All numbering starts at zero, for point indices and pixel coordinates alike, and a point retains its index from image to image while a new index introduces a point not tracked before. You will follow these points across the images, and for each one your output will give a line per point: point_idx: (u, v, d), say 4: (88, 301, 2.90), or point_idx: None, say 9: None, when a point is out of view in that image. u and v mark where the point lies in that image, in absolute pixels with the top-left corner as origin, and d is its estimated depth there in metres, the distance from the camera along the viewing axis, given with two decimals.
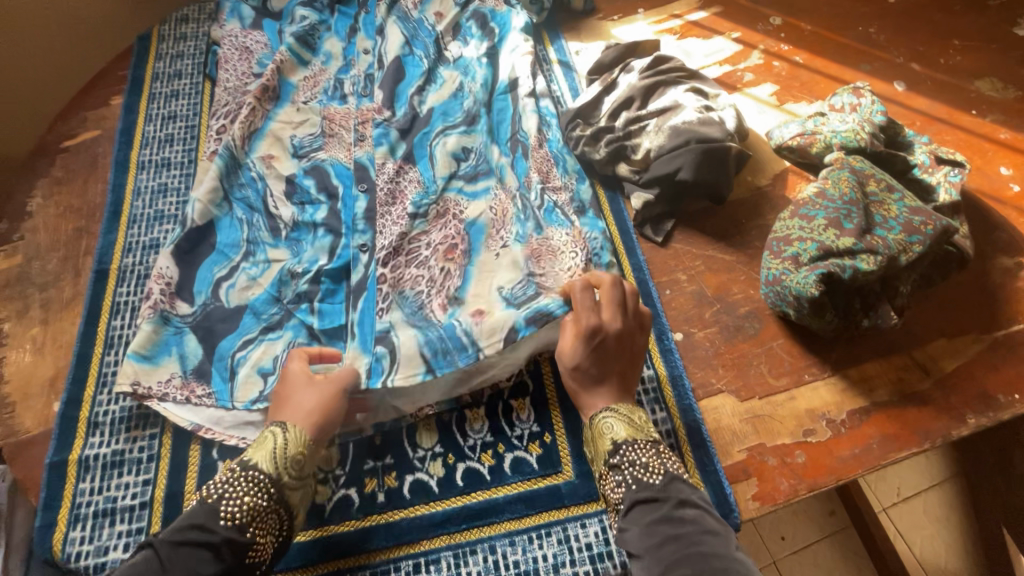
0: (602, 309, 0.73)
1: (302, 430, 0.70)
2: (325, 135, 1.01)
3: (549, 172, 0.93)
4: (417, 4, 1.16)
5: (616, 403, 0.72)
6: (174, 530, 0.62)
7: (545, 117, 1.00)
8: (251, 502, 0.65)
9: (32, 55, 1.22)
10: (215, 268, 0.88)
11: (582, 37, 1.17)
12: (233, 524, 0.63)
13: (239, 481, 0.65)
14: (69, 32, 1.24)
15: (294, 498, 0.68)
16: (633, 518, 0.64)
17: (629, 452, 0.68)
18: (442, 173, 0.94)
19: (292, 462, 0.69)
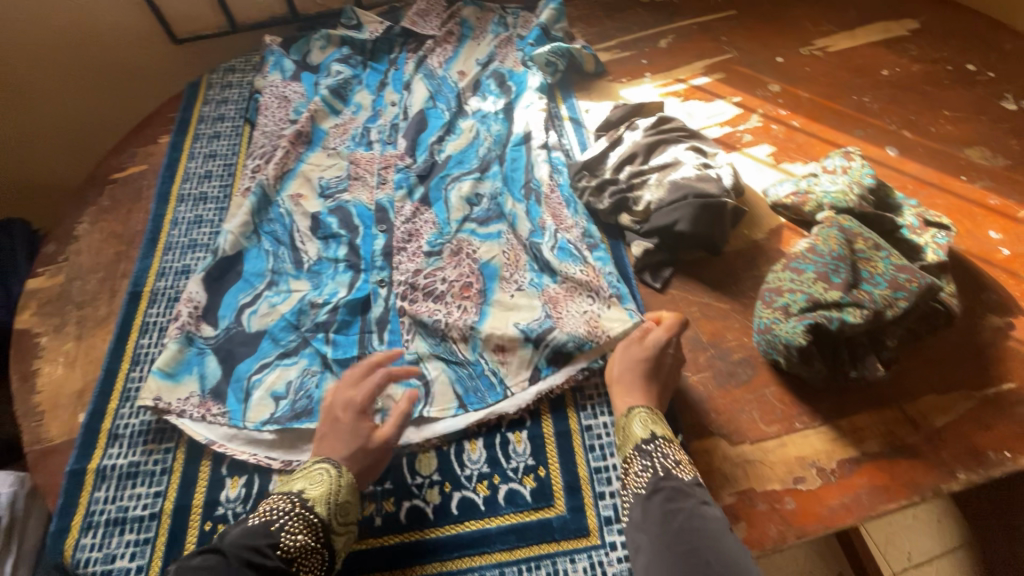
0: (674, 345, 0.83)
1: (352, 473, 0.74)
2: (350, 178, 1.10)
3: (560, 215, 1.02)
4: (443, 64, 1.30)
5: (657, 407, 0.78)
6: (241, 546, 0.64)
7: (556, 168, 1.08)
8: (304, 540, 0.67)
9: (98, 90, 1.37)
10: (240, 294, 0.95)
11: (593, 96, 1.25)
12: (285, 556, 0.65)
13: (297, 516, 0.68)
14: (130, 73, 1.38)
15: (338, 544, 0.70)
16: (654, 504, 0.67)
17: (664, 447, 0.73)
18: (456, 216, 1.04)
19: (341, 508, 0.71)
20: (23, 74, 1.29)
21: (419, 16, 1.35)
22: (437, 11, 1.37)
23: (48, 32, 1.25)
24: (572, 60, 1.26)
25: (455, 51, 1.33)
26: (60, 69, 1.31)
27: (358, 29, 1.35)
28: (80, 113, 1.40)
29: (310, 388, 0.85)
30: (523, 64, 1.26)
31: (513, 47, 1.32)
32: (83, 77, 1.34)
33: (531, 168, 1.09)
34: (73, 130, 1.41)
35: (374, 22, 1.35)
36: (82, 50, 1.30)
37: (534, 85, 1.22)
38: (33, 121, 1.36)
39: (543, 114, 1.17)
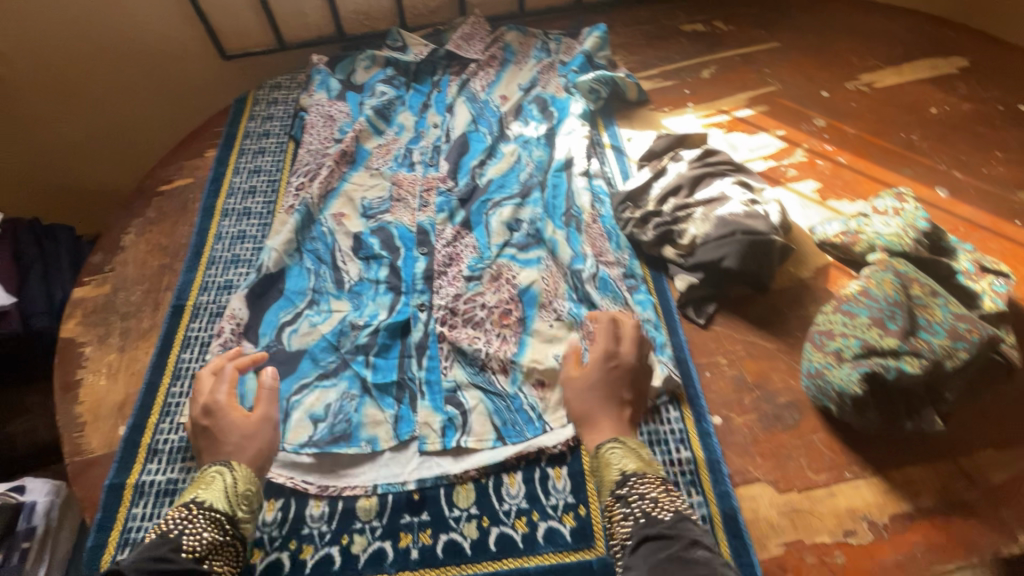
0: (623, 339, 0.81)
1: (247, 466, 0.73)
2: (392, 199, 1.11)
3: (602, 248, 1.01)
4: (485, 88, 1.31)
5: (623, 436, 0.75)
6: (142, 560, 0.61)
7: (598, 196, 1.07)
8: (212, 538, 0.67)
9: (154, 104, 1.42)
10: (281, 312, 0.95)
11: (634, 124, 1.24)
12: (193, 555, 0.65)
13: (198, 517, 0.67)
14: (184, 88, 1.41)
15: (247, 532, 0.71)
16: (641, 556, 0.63)
17: (638, 484, 0.69)
18: (497, 241, 1.03)
19: (244, 498, 0.71)
20: (84, 86, 1.35)
21: (463, 39, 1.36)
22: (480, 35, 1.38)
23: (109, 46, 1.30)
24: (615, 88, 1.26)
25: (497, 75, 1.34)
26: (121, 83, 1.36)
27: (402, 51, 1.37)
28: (140, 128, 1.45)
29: (349, 411, 0.84)
30: (566, 90, 1.27)
31: (555, 72, 1.33)
32: (139, 90, 1.39)
33: (573, 196, 1.09)
34: (133, 143, 1.47)
35: (418, 44, 1.37)
36: (138, 63, 1.35)
37: (577, 112, 1.22)
38: (98, 134, 1.43)
39: (585, 142, 1.17)
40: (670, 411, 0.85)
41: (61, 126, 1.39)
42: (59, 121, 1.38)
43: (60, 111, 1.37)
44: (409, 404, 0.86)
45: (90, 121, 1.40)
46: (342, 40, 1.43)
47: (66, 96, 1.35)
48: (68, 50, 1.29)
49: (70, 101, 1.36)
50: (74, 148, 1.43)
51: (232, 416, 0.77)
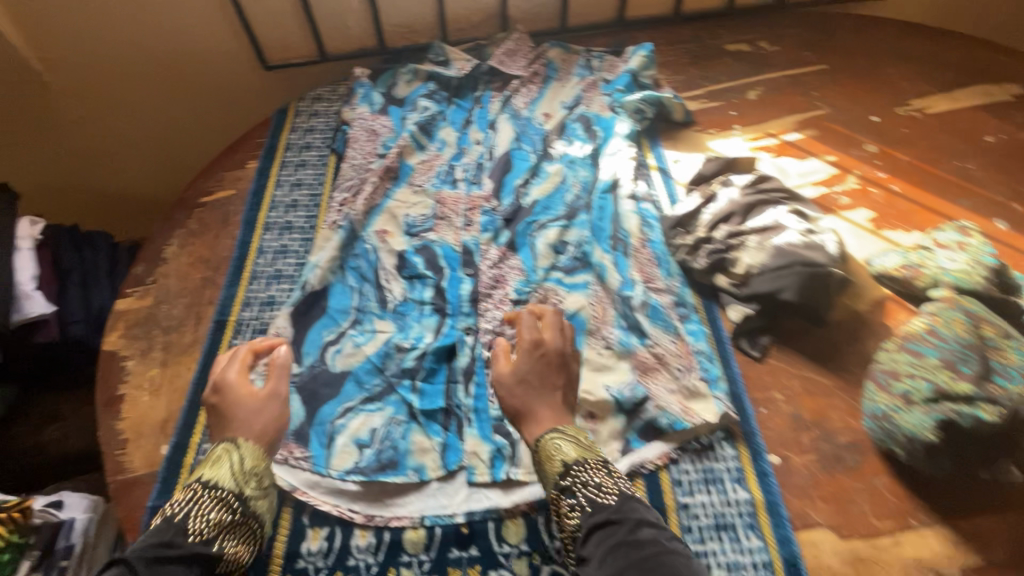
0: (545, 322, 0.83)
1: (254, 445, 0.74)
2: (435, 217, 1.09)
3: (651, 274, 0.99)
4: (528, 105, 1.30)
5: (561, 424, 0.76)
6: (147, 548, 0.63)
7: (647, 220, 1.05)
8: (220, 517, 0.68)
9: (198, 113, 1.43)
10: (324, 331, 0.94)
11: (680, 146, 1.22)
12: (200, 538, 0.66)
13: (203, 499, 0.68)
14: (226, 98, 1.42)
15: (259, 508, 0.73)
16: (593, 545, 0.66)
17: (581, 473, 0.71)
18: (543, 264, 1.01)
19: (247, 476, 0.73)
20: (132, 93, 1.37)
21: (506, 55, 1.36)
22: (523, 51, 1.37)
23: (155, 56, 1.32)
24: (661, 108, 1.24)
25: (539, 92, 1.33)
26: (168, 92, 1.38)
27: (445, 65, 1.36)
28: (186, 136, 1.47)
29: (395, 438, 0.83)
30: (611, 110, 1.25)
31: (599, 91, 1.31)
32: (184, 100, 1.40)
33: (620, 219, 1.07)
34: (181, 151, 1.49)
35: (461, 59, 1.35)
36: (183, 73, 1.36)
37: (623, 132, 1.20)
38: (147, 142, 1.46)
39: (632, 163, 1.16)
40: (725, 448, 0.82)
41: (107, 131, 1.42)
42: (111, 130, 1.42)
43: (112, 120, 1.40)
44: (456, 432, 0.84)
45: (138, 129, 1.43)
46: (383, 53, 1.42)
47: (117, 105, 1.38)
48: (117, 60, 1.31)
49: (120, 110, 1.39)
50: (126, 155, 1.47)
51: (241, 397, 0.77)
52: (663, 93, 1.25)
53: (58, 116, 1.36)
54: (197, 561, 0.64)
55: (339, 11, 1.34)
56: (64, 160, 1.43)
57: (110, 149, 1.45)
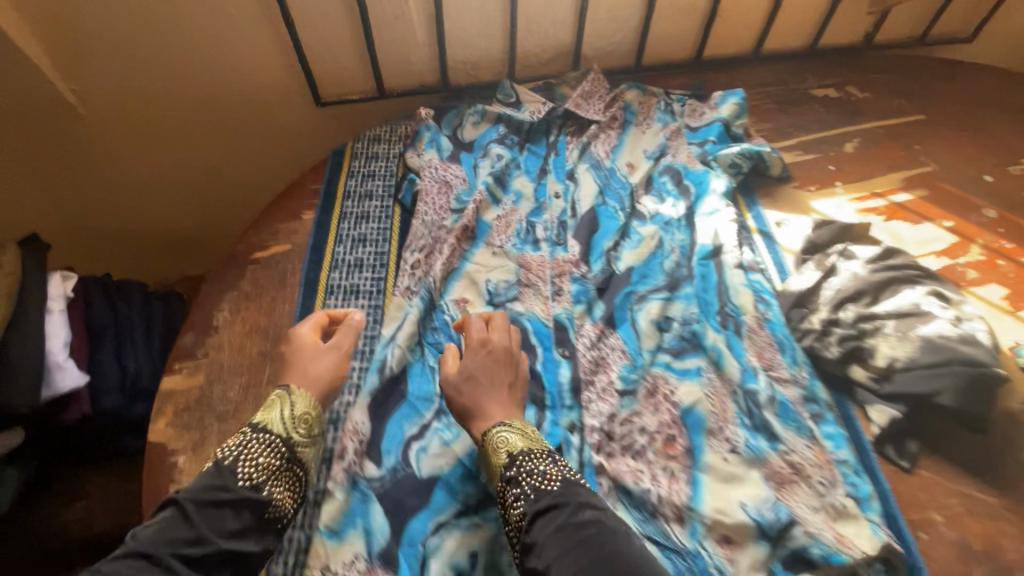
0: (492, 326, 0.85)
1: (307, 390, 0.76)
2: (520, 284, 0.98)
3: (772, 360, 0.87)
4: (609, 155, 1.19)
5: (510, 418, 0.76)
6: (195, 491, 0.63)
7: (761, 294, 0.94)
8: (269, 459, 0.68)
9: (249, 148, 1.34)
10: (405, 423, 0.82)
11: (781, 206, 1.11)
12: (250, 483, 0.66)
13: (253, 442, 0.69)
14: (278, 142, 1.34)
15: (305, 457, 0.72)
16: (538, 531, 0.64)
17: (526, 462, 0.70)
18: (648, 345, 0.90)
19: (297, 420, 0.73)
20: (180, 129, 1.27)
21: (582, 98, 1.25)
22: (599, 92, 1.26)
23: (208, 98, 1.23)
24: (759, 162, 1.13)
25: (619, 138, 1.23)
26: (222, 140, 1.31)
27: (516, 107, 1.25)
28: (237, 184, 1.41)
29: (500, 565, 0.71)
30: (702, 162, 1.14)
31: (684, 138, 1.20)
32: (234, 135, 1.30)
33: (730, 293, 0.95)
34: (228, 185, 1.41)
35: (533, 101, 1.25)
36: (231, 109, 1.26)
37: (721, 189, 1.09)
38: (196, 191, 1.40)
39: (733, 225, 1.05)
40: None
41: (153, 166, 1.32)
42: (158, 177, 1.34)
43: (158, 155, 1.30)
44: None
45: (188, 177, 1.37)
46: (445, 90, 1.31)
47: (166, 152, 1.30)
48: (164, 99, 1.21)
49: (170, 158, 1.32)
50: (174, 205, 1.41)
51: (304, 344, 0.81)
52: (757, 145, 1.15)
53: (98, 161, 1.27)
54: (247, 506, 0.64)
55: (403, 46, 1.23)
56: (106, 207, 1.36)
57: (155, 184, 1.35)
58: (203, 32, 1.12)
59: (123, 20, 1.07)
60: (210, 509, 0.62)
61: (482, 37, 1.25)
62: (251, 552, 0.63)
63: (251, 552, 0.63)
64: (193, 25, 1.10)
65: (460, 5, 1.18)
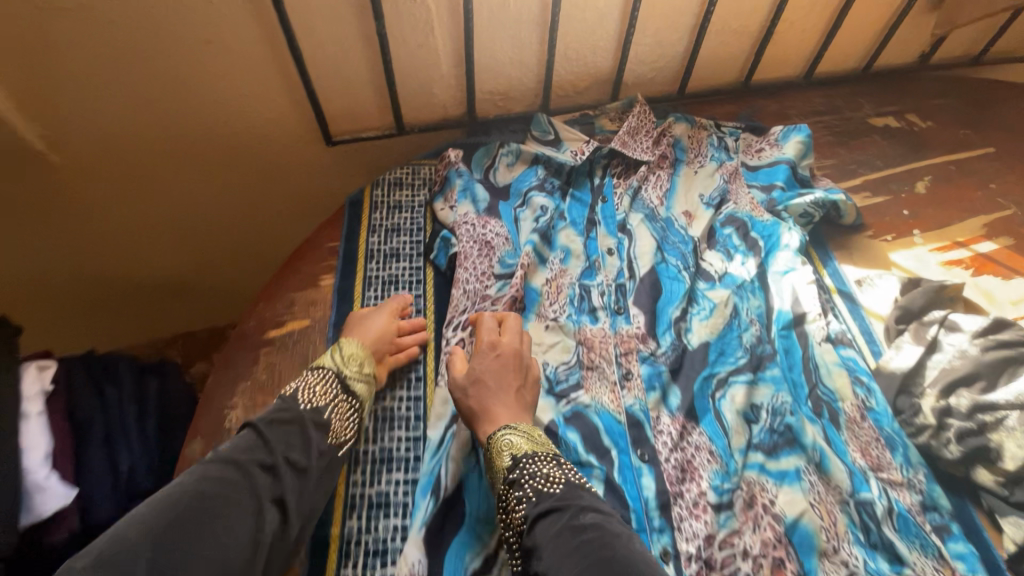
0: (507, 330, 0.82)
1: (354, 339, 0.84)
2: (582, 366, 0.86)
3: (880, 458, 0.77)
4: (663, 203, 1.06)
5: (515, 421, 0.73)
6: (267, 414, 0.74)
7: (858, 376, 0.83)
8: (325, 393, 0.77)
9: (254, 189, 1.17)
10: (466, 555, 0.69)
11: (858, 261, 1.00)
12: (310, 407, 0.76)
13: (311, 376, 0.79)
14: (286, 191, 1.19)
15: (359, 389, 0.80)
16: (539, 535, 0.62)
17: (529, 465, 0.68)
18: (738, 444, 0.79)
19: (349, 358, 0.82)
20: (173, 171, 1.09)
21: (629, 134, 1.10)
22: (645, 127, 1.13)
23: (202, 141, 1.06)
24: (832, 211, 1.02)
25: (670, 182, 1.10)
26: (223, 187, 1.15)
27: (555, 145, 1.11)
28: (241, 234, 1.25)
29: None
30: (770, 212, 1.02)
31: (742, 180, 1.08)
32: (237, 174, 1.13)
33: (822, 374, 0.84)
34: (230, 229, 1.23)
35: (576, 140, 1.11)
36: (228, 152, 1.09)
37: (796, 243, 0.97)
38: (193, 237, 1.21)
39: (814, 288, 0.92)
40: None
41: (140, 213, 1.13)
42: (148, 233, 1.17)
43: (146, 198, 1.11)
44: None
45: (184, 232, 1.20)
46: (471, 124, 1.17)
47: (157, 205, 1.13)
48: (149, 144, 1.04)
49: (162, 210, 1.14)
50: (170, 262, 1.24)
51: (361, 310, 0.90)
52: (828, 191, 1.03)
53: (76, 219, 1.09)
54: (309, 425, 0.74)
55: (425, 78, 1.08)
56: (91, 269, 1.18)
57: (143, 231, 1.16)
58: (194, 66, 0.96)
59: (99, 56, 0.91)
60: (279, 427, 0.73)
61: (514, 66, 1.11)
62: (315, 468, 0.72)
63: (315, 469, 0.72)
64: (183, 59, 0.94)
65: (492, 31, 1.04)
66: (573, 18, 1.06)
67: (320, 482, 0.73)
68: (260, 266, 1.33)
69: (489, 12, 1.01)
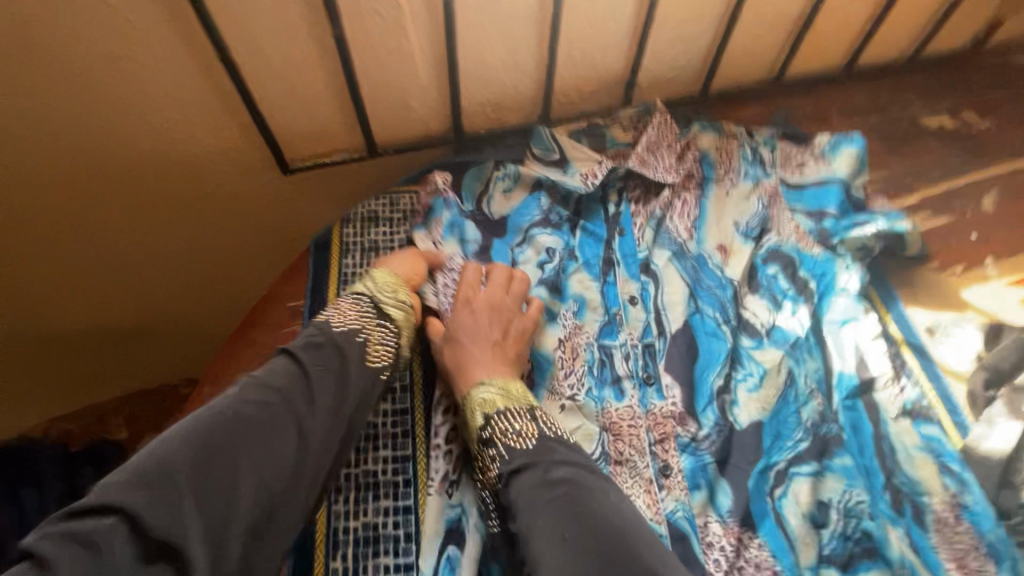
0: (489, 283, 0.78)
1: (386, 268, 0.77)
2: (609, 458, 0.72)
3: (980, 572, 0.62)
4: (692, 235, 0.89)
5: (490, 376, 0.70)
6: (302, 337, 0.68)
7: (946, 462, 0.67)
8: (360, 319, 0.71)
9: (235, 224, 0.99)
10: None
11: (925, 302, 0.85)
12: (344, 331, 0.69)
13: (345, 301, 0.73)
14: (252, 230, 1.00)
15: (393, 314, 0.73)
16: (515, 491, 0.60)
17: (501, 422, 0.65)
18: (808, 561, 0.66)
19: (384, 286, 0.75)
20: (138, 198, 0.90)
21: (649, 150, 0.91)
22: (667, 140, 0.93)
23: (135, 177, 0.87)
24: (895, 244, 0.87)
25: (698, 208, 0.91)
26: (169, 230, 0.95)
27: (561, 166, 0.90)
28: (221, 274, 1.06)
29: None
30: (823, 247, 0.85)
31: (785, 203, 0.90)
32: (213, 211, 0.95)
33: (901, 458, 0.69)
34: (210, 267, 1.04)
35: (586, 160, 0.90)
36: (161, 188, 0.89)
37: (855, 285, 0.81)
38: (167, 273, 1.02)
39: (881, 343, 0.78)
40: None
41: (105, 244, 0.93)
42: (86, 284, 0.98)
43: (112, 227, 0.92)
44: None
45: (148, 270, 1.00)
46: (459, 141, 0.98)
47: (97, 247, 0.93)
48: (68, 186, 0.84)
49: (99, 258, 0.95)
50: (116, 316, 1.05)
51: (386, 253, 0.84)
52: (882, 215, 0.88)
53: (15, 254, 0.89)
54: (345, 348, 0.68)
55: (400, 90, 0.88)
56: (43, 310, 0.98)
57: (113, 265, 0.97)
58: (103, 88, 0.76)
59: None
60: (315, 347, 0.67)
61: (508, 71, 0.91)
62: (354, 390, 0.66)
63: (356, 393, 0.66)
64: (85, 79, 0.74)
65: (480, 30, 0.84)
66: (580, 10, 0.86)
67: (362, 406, 0.67)
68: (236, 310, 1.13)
69: (476, 6, 0.81)
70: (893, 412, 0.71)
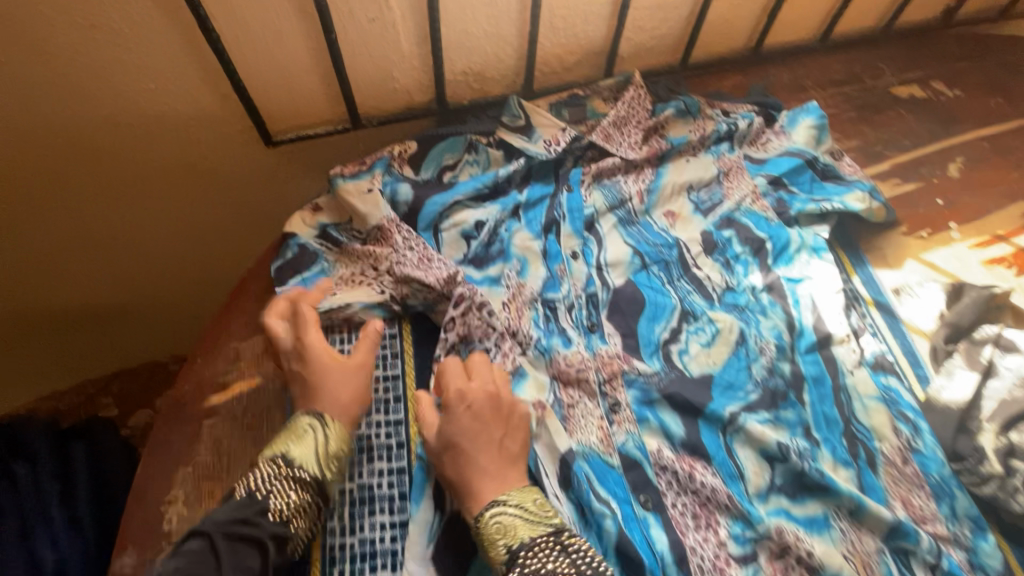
0: (475, 372, 0.69)
1: (340, 423, 0.65)
2: (560, 401, 0.73)
3: (922, 507, 0.69)
4: (643, 200, 0.90)
5: (505, 493, 0.62)
6: (227, 520, 0.56)
7: (903, 412, 0.74)
8: (291, 504, 0.59)
9: (204, 202, 0.98)
10: None
11: (892, 264, 0.89)
12: (279, 519, 0.58)
13: (285, 480, 0.59)
14: (218, 203, 0.98)
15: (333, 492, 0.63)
16: None
17: (529, 558, 0.57)
18: (759, 493, 0.69)
19: (331, 458, 0.63)
20: (107, 174, 0.88)
21: (614, 125, 0.92)
22: (637, 116, 0.94)
23: (105, 156, 0.86)
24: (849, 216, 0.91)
25: (655, 175, 0.92)
26: (137, 212, 0.95)
27: (525, 132, 0.90)
28: (188, 256, 1.05)
29: None
30: (778, 217, 0.89)
31: (747, 175, 0.93)
32: (182, 186, 0.94)
33: (856, 408, 0.74)
34: (177, 248, 1.03)
35: (551, 126, 0.91)
36: (143, 162, 0.89)
37: (804, 247, 0.86)
38: (134, 254, 1.01)
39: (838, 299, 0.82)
40: None
41: (72, 224, 0.92)
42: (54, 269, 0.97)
43: (78, 209, 0.91)
44: None
45: (115, 250, 0.98)
46: (443, 112, 0.98)
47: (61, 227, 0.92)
48: (45, 170, 0.84)
49: (69, 245, 0.95)
50: (92, 297, 1.04)
51: (326, 363, 0.68)
52: (846, 188, 0.92)
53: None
54: (272, 548, 0.56)
55: (384, 63, 0.88)
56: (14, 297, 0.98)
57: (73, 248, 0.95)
58: (82, 62, 0.75)
59: None
60: (239, 544, 0.55)
61: (491, 40, 0.91)
62: None
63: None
64: (63, 54, 0.74)
65: (462, 4, 0.84)
66: None
67: None
68: (208, 290, 1.12)
69: None
70: (848, 363, 0.77)
